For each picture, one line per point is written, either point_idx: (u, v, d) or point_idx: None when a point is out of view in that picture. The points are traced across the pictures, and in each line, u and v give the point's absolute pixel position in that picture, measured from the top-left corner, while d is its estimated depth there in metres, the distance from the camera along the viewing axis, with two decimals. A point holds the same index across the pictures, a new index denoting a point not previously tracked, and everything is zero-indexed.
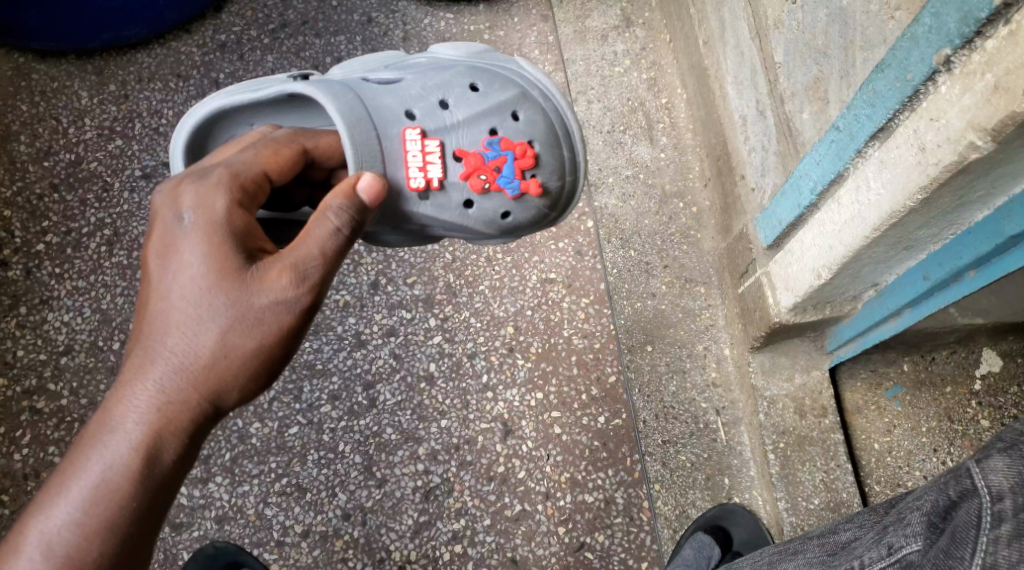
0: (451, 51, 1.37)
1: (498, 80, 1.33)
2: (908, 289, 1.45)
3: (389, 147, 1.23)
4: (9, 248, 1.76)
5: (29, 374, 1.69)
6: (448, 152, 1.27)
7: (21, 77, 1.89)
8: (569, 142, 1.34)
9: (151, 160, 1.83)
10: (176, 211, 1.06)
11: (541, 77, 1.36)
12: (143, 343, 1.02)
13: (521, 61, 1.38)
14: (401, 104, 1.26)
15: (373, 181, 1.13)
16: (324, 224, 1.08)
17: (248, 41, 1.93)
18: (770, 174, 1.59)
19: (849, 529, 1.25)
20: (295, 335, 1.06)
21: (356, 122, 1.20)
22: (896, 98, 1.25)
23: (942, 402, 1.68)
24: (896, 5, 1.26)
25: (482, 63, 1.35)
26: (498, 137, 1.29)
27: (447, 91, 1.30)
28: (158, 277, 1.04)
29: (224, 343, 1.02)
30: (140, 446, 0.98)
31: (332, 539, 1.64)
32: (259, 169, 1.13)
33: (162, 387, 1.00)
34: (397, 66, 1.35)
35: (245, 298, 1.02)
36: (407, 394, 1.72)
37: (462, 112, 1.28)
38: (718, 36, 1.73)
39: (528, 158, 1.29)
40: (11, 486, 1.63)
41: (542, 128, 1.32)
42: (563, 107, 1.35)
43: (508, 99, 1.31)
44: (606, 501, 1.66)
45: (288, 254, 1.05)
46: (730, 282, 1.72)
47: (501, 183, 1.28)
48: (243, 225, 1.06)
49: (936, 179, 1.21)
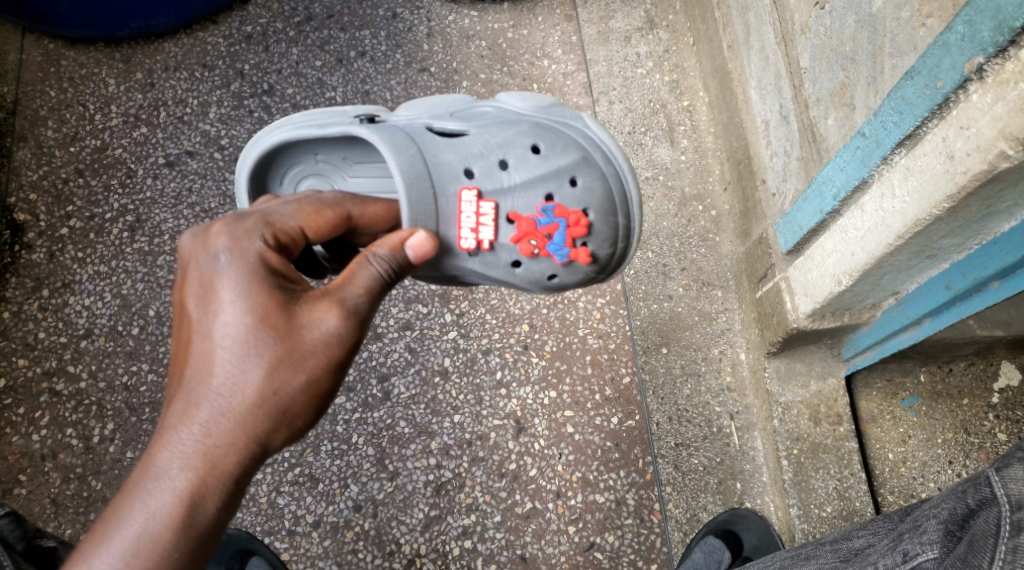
0: (516, 101, 1.39)
1: (560, 142, 1.35)
2: (930, 299, 1.43)
3: (445, 205, 1.28)
4: (34, 232, 1.79)
5: (49, 356, 1.71)
6: (502, 214, 1.31)
7: (51, 63, 1.92)
8: (625, 208, 1.36)
9: (174, 149, 1.85)
10: (210, 253, 1.10)
11: (608, 139, 1.37)
12: (185, 387, 1.04)
13: (588, 117, 1.39)
14: (461, 162, 1.31)
15: (425, 240, 1.18)
16: (369, 267, 1.14)
17: (273, 33, 1.95)
18: (792, 179, 1.58)
19: (863, 536, 1.24)
20: (340, 371, 1.10)
21: (414, 180, 1.25)
22: (925, 105, 1.25)
23: (959, 414, 1.66)
24: (927, 12, 1.25)
25: (547, 122, 1.37)
26: (553, 203, 1.32)
27: (508, 151, 1.33)
28: (199, 319, 1.07)
29: (270, 383, 1.05)
30: (185, 493, 0.99)
31: (343, 530, 1.64)
32: (297, 224, 1.16)
33: (208, 430, 1.02)
34: (463, 113, 1.38)
35: (293, 335, 1.07)
36: (421, 388, 1.73)
37: (520, 174, 1.32)
38: (743, 40, 1.73)
39: (581, 227, 1.32)
40: (29, 466, 1.65)
41: (599, 195, 1.33)
42: (624, 171, 1.36)
43: (568, 163, 1.33)
44: (617, 501, 1.66)
45: (332, 293, 1.11)
46: (747, 287, 1.71)
47: (550, 250, 1.32)
48: (281, 266, 1.11)
49: (964, 188, 1.21)
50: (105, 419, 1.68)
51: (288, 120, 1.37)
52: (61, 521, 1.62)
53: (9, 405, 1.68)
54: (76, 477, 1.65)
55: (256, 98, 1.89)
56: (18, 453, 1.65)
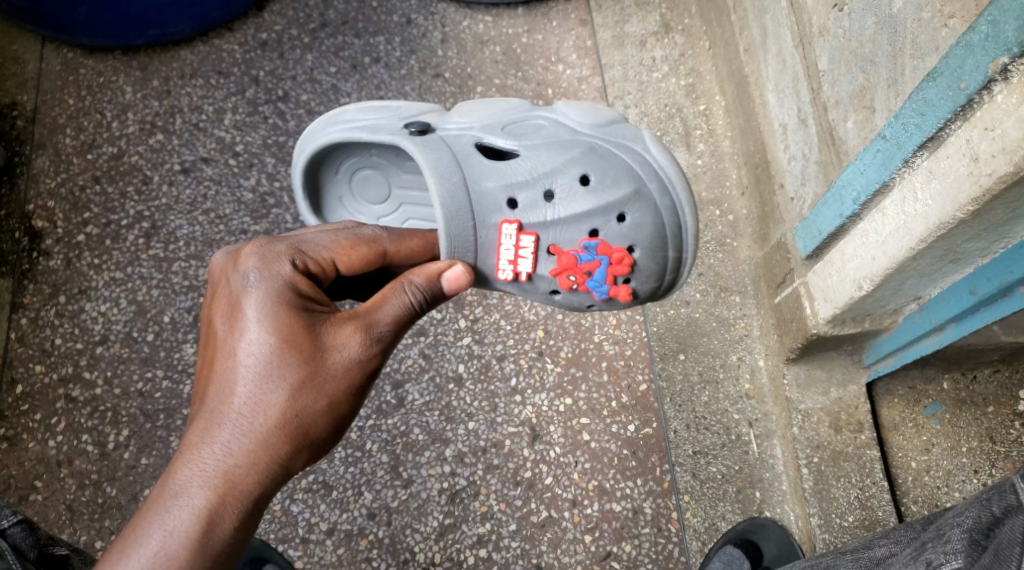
0: (573, 116, 1.36)
1: (612, 172, 1.31)
2: (954, 304, 1.40)
3: (485, 237, 1.30)
4: (51, 238, 1.80)
5: (65, 363, 1.71)
6: (544, 246, 1.32)
7: (69, 72, 1.93)
8: (676, 240, 1.32)
9: (190, 156, 1.86)
10: (241, 273, 1.13)
11: (667, 165, 1.33)
12: (208, 406, 1.07)
13: (649, 138, 1.34)
14: (505, 192, 1.31)
15: (461, 274, 1.22)
16: (400, 294, 1.17)
17: (288, 40, 1.95)
18: (811, 183, 1.56)
19: (884, 545, 1.21)
20: (359, 395, 1.14)
21: (454, 214, 1.28)
22: (949, 107, 1.22)
23: (984, 422, 1.61)
24: (950, 12, 1.23)
25: (604, 146, 1.33)
26: (597, 239, 1.30)
27: (555, 181, 1.31)
28: (225, 339, 1.10)
29: (292, 405, 1.07)
30: (203, 512, 1.01)
31: (357, 538, 1.63)
32: (330, 255, 1.19)
33: (229, 450, 1.04)
34: (515, 127, 1.36)
35: (317, 357, 1.09)
36: (436, 395, 1.71)
37: (566, 208, 1.30)
38: (760, 44, 1.71)
39: (624, 265, 1.30)
40: (45, 472, 1.65)
41: (647, 232, 1.30)
42: (681, 203, 1.32)
43: (619, 198, 1.30)
44: (634, 510, 1.64)
45: (359, 318, 1.13)
46: (766, 292, 1.69)
47: (590, 286, 1.32)
48: (309, 290, 1.14)
49: (989, 190, 1.18)
50: (120, 426, 1.68)
51: (341, 119, 1.40)
52: (76, 528, 1.62)
53: (26, 412, 1.68)
54: (91, 483, 1.64)
55: (271, 105, 1.89)
56: (34, 459, 1.65)
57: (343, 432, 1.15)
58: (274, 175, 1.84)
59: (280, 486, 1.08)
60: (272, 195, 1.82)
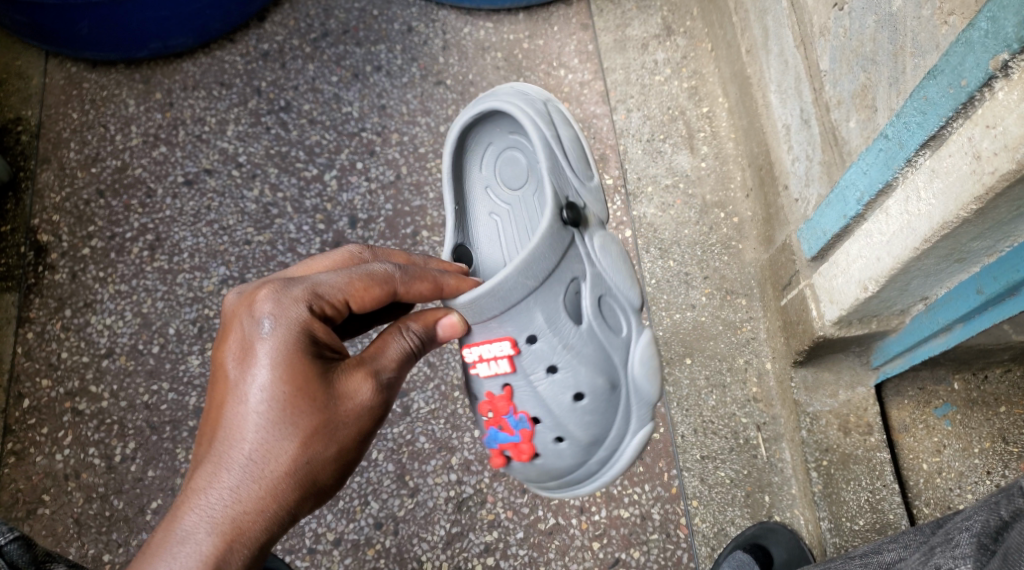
0: (636, 356, 1.38)
1: (592, 419, 1.35)
2: (961, 303, 1.37)
3: (489, 328, 1.32)
4: (57, 252, 1.81)
5: (72, 376, 1.72)
6: (505, 379, 1.35)
7: (73, 86, 1.95)
8: (563, 484, 1.41)
9: (193, 167, 1.86)
10: (255, 317, 1.12)
11: (621, 459, 1.40)
12: (217, 448, 1.09)
13: (642, 436, 1.40)
14: (539, 327, 1.32)
15: (456, 322, 1.29)
16: (402, 340, 1.22)
17: (290, 50, 1.96)
18: (815, 184, 1.54)
19: (894, 549, 1.19)
20: (365, 438, 1.17)
21: (497, 296, 1.28)
22: (950, 105, 1.21)
23: (996, 423, 1.60)
24: (949, 9, 1.22)
25: (621, 397, 1.37)
26: (530, 425, 1.35)
27: (567, 371, 1.33)
28: (236, 383, 1.11)
29: (302, 454, 1.10)
30: (209, 558, 1.04)
31: (364, 548, 1.63)
32: (343, 297, 1.16)
33: (237, 497, 1.07)
34: (605, 307, 1.37)
35: (329, 405, 1.12)
36: (441, 403, 1.71)
37: (545, 388, 1.34)
38: (761, 44, 1.70)
39: (520, 456, 1.37)
40: (53, 486, 1.65)
41: (558, 465, 1.37)
42: (602, 478, 1.41)
43: (577, 433, 1.35)
44: (641, 516, 1.63)
45: (367, 364, 1.17)
46: (772, 294, 1.67)
47: (490, 430, 1.37)
48: (324, 334, 1.14)
49: (992, 188, 1.16)
50: (126, 438, 1.68)
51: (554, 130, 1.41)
52: (84, 541, 1.62)
53: (34, 425, 1.69)
54: (98, 497, 1.65)
55: (273, 115, 1.90)
56: (42, 473, 1.66)
57: (349, 474, 1.19)
58: (277, 185, 1.84)
59: (285, 530, 1.11)
60: (275, 205, 1.82)
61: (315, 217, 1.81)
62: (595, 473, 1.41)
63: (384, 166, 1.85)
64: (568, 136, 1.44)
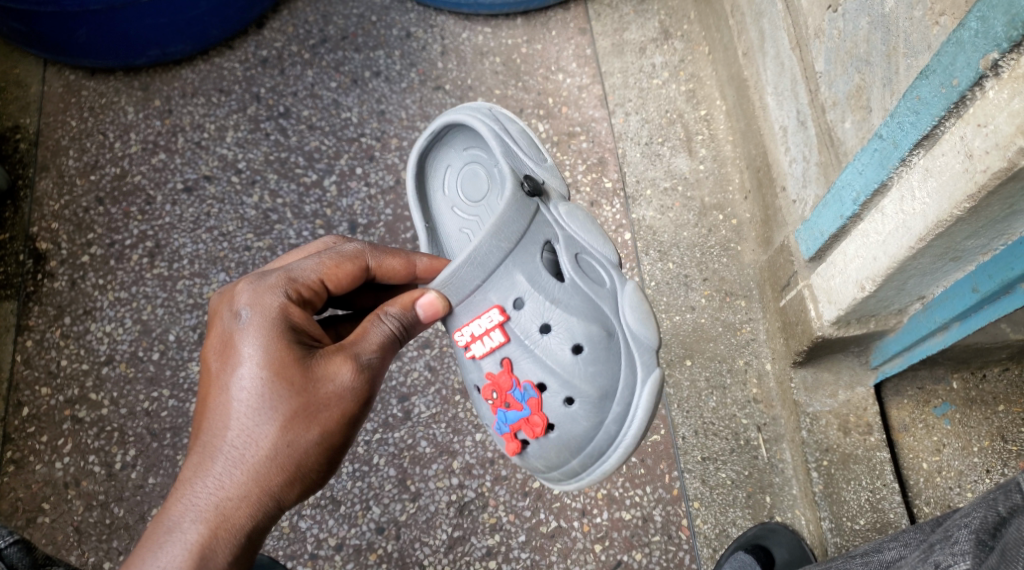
0: (625, 305, 1.34)
1: (598, 371, 1.31)
2: (957, 302, 1.38)
3: (477, 301, 1.35)
4: (56, 260, 1.81)
5: (71, 384, 1.72)
6: (502, 353, 1.34)
7: (72, 94, 1.95)
8: (586, 461, 1.34)
9: (193, 174, 1.87)
10: (233, 308, 1.18)
11: (638, 415, 1.31)
12: (202, 440, 1.14)
13: (654, 384, 1.31)
14: (522, 289, 1.34)
15: (435, 300, 1.30)
16: (382, 324, 1.24)
17: (289, 56, 1.97)
18: (812, 185, 1.55)
19: (894, 548, 1.19)
20: (352, 420, 1.20)
21: (472, 264, 1.32)
22: (942, 104, 1.22)
23: (995, 422, 1.61)
24: (940, 10, 1.23)
25: (620, 346, 1.33)
26: (538, 393, 1.33)
27: (560, 327, 1.32)
28: (218, 374, 1.16)
29: (282, 437, 1.14)
30: (195, 547, 1.08)
31: (366, 553, 1.63)
32: (318, 278, 1.23)
33: (221, 485, 1.11)
34: (585, 263, 1.37)
35: (309, 387, 1.15)
36: (443, 407, 1.71)
37: (542, 348, 1.33)
38: (757, 47, 1.71)
39: (532, 429, 1.33)
40: (53, 494, 1.65)
41: (574, 432, 1.32)
42: (620, 441, 1.31)
43: (584, 387, 1.31)
44: (643, 518, 1.63)
45: (347, 347, 1.20)
46: (771, 296, 1.68)
47: (499, 412, 1.35)
48: (299, 319, 1.19)
49: (984, 186, 1.17)
50: (127, 445, 1.68)
51: (499, 125, 1.44)
52: (84, 549, 1.62)
53: (33, 434, 1.69)
54: (99, 504, 1.64)
55: (272, 121, 1.91)
56: (42, 481, 1.66)
57: (339, 458, 1.22)
58: (277, 191, 1.84)
59: (272, 517, 1.15)
60: (275, 211, 1.83)
61: (314, 222, 1.81)
62: (616, 437, 1.32)
63: (383, 171, 1.85)
64: (517, 130, 1.47)
